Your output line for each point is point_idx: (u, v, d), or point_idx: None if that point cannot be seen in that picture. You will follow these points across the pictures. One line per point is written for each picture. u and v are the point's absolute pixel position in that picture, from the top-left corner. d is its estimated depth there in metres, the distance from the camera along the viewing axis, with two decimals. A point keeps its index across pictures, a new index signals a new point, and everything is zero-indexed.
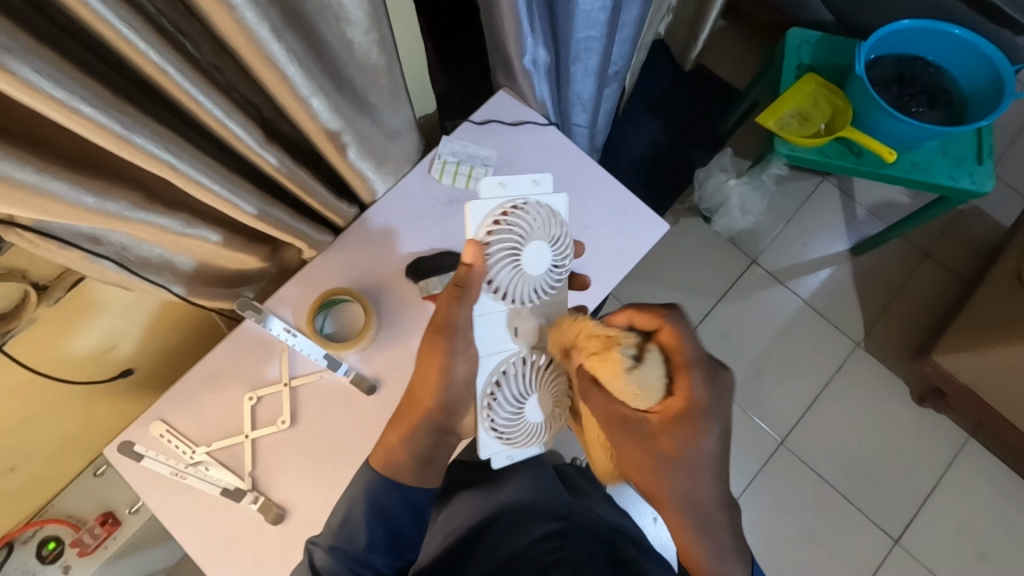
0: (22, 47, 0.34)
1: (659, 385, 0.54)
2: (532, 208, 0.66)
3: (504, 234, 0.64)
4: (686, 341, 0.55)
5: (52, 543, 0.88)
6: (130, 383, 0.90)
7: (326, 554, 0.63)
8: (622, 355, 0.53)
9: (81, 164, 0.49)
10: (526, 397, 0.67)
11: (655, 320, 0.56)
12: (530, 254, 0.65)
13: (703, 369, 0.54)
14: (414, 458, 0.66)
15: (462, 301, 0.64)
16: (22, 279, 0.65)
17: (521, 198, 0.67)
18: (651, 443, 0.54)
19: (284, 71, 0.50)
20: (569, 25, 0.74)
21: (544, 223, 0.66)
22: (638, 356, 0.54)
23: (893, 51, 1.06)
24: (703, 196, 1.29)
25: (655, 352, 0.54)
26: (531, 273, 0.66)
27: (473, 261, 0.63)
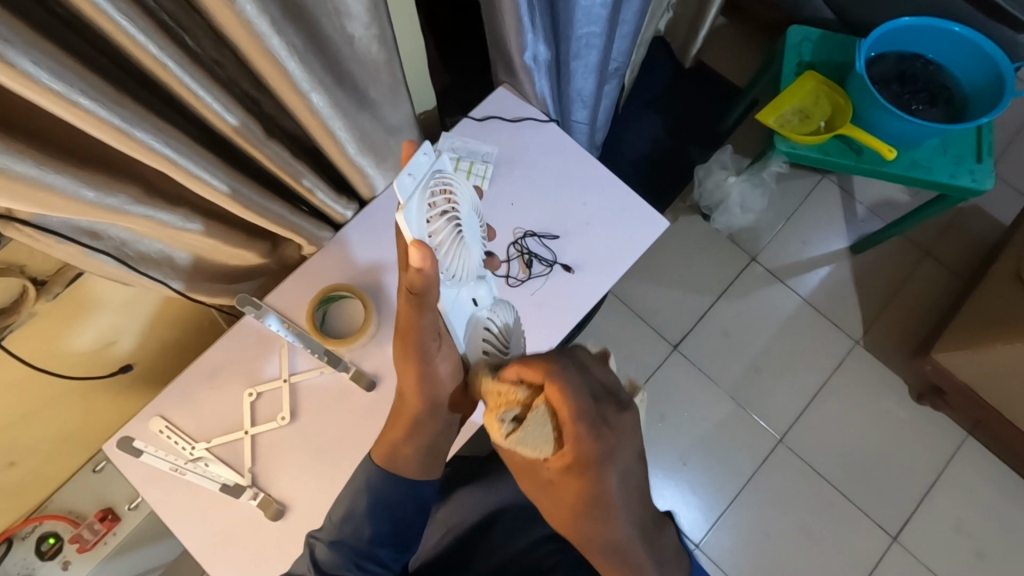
0: (21, 38, 0.34)
1: (549, 441, 0.51)
2: (449, 176, 0.52)
3: (456, 224, 0.54)
4: (571, 397, 0.49)
5: (51, 538, 0.87)
6: (129, 379, 0.89)
7: (329, 549, 0.64)
8: (503, 424, 0.50)
9: (78, 158, 0.49)
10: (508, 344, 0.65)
11: (536, 373, 0.50)
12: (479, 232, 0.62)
13: (588, 420, 0.50)
14: (418, 455, 0.65)
15: (423, 304, 0.55)
16: (20, 274, 0.65)
17: (427, 157, 0.48)
18: (556, 484, 0.54)
19: (285, 66, 0.50)
20: (570, 21, 0.74)
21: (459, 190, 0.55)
22: (522, 418, 0.50)
23: (893, 49, 1.06)
24: (703, 194, 1.28)
25: (541, 411, 0.50)
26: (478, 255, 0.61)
27: (429, 264, 0.50)
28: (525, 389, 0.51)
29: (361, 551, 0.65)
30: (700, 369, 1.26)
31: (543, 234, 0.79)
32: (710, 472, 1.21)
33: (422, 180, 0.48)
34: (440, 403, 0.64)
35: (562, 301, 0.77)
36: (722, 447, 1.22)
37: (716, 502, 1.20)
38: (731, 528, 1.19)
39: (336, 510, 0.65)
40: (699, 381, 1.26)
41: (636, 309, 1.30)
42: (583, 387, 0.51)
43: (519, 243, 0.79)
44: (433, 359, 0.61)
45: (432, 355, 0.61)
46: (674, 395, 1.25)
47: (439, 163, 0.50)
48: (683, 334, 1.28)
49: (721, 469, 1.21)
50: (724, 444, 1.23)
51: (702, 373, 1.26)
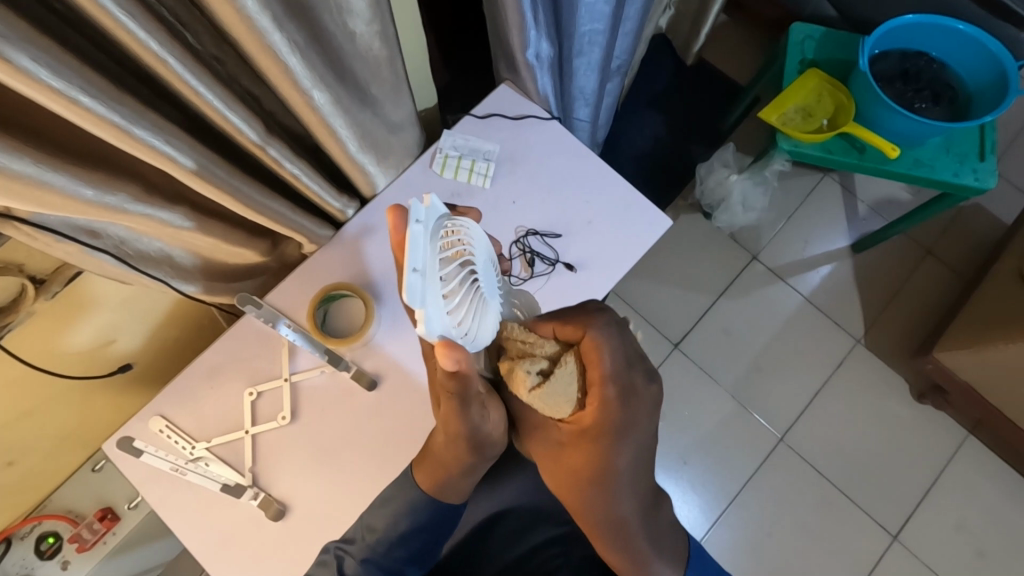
0: (19, 35, 0.34)
1: (572, 398, 0.52)
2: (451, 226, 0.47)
3: (456, 270, 0.46)
4: (604, 357, 0.52)
5: (52, 537, 0.87)
6: (128, 378, 0.89)
7: (358, 565, 0.65)
8: (529, 375, 0.50)
9: (78, 156, 0.48)
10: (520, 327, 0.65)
11: (573, 330, 0.53)
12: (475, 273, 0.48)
13: (616, 383, 0.52)
14: (469, 483, 0.65)
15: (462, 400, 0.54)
16: (19, 273, 0.65)
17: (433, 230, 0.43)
18: (565, 449, 0.56)
19: (286, 62, 0.49)
20: (573, 18, 0.73)
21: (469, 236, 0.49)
22: (548, 372, 0.51)
23: (897, 46, 1.05)
24: (705, 192, 1.27)
25: (569, 365, 0.52)
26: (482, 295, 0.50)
27: (463, 363, 0.46)
28: (557, 344, 0.53)
29: (388, 566, 0.67)
30: (701, 367, 1.26)
31: (546, 233, 0.79)
32: (711, 471, 1.21)
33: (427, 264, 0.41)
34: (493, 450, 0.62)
35: (565, 301, 0.77)
36: (723, 445, 1.22)
37: (716, 501, 1.19)
38: (732, 528, 1.18)
39: (373, 527, 0.66)
40: (700, 379, 1.26)
41: (637, 308, 1.30)
42: (619, 350, 0.53)
43: (520, 242, 0.78)
44: (484, 425, 0.58)
45: (478, 423, 0.57)
46: (674, 394, 1.25)
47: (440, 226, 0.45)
48: (684, 333, 1.28)
49: (722, 468, 1.21)
50: (725, 442, 1.22)
51: (702, 372, 1.26)
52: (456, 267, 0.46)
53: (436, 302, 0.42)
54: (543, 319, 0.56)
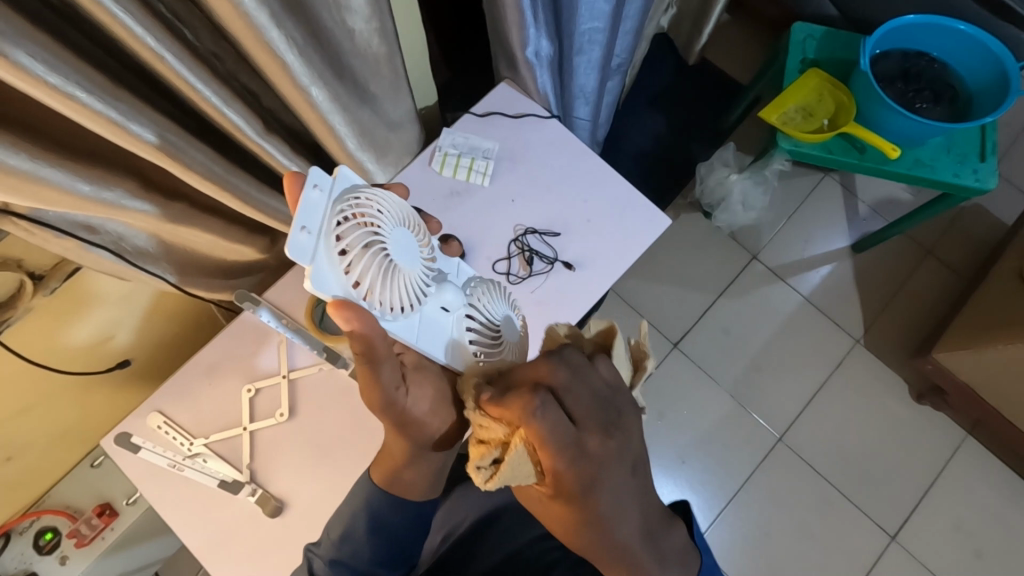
0: (15, 30, 0.34)
1: (530, 476, 0.47)
2: (374, 196, 0.49)
3: (373, 235, 0.48)
4: (545, 438, 0.44)
5: (50, 533, 0.86)
6: (128, 374, 0.89)
7: (326, 566, 0.62)
8: (480, 469, 0.47)
9: (74, 151, 0.48)
10: (499, 327, 0.58)
11: (510, 414, 0.45)
12: (396, 248, 0.49)
13: (566, 453, 0.45)
14: (422, 478, 0.61)
15: (375, 363, 0.50)
16: (17, 268, 0.65)
17: (336, 193, 0.47)
18: (544, 504, 0.50)
19: (284, 59, 0.49)
20: (572, 17, 0.73)
21: (401, 212, 0.51)
22: (500, 460, 0.47)
23: (898, 46, 1.05)
24: (705, 191, 1.27)
25: (516, 453, 0.45)
26: (411, 269, 0.50)
27: (359, 325, 0.46)
28: (505, 427, 0.46)
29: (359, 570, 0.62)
30: (700, 366, 1.26)
31: (545, 231, 0.79)
32: (709, 471, 1.21)
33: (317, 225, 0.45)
34: (435, 435, 0.58)
35: (566, 301, 0.77)
36: (723, 445, 1.22)
37: (714, 501, 1.19)
38: (730, 527, 1.18)
39: (335, 526, 0.63)
40: (700, 379, 1.26)
41: (637, 306, 1.29)
42: (566, 418, 0.45)
43: (519, 241, 0.78)
44: (408, 405, 0.55)
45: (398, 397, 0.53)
46: (673, 394, 1.25)
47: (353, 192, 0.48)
48: (683, 333, 1.28)
49: (720, 468, 1.21)
50: (724, 443, 1.22)
51: (701, 371, 1.26)
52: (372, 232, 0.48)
53: (326, 260, 0.45)
54: (494, 393, 0.48)
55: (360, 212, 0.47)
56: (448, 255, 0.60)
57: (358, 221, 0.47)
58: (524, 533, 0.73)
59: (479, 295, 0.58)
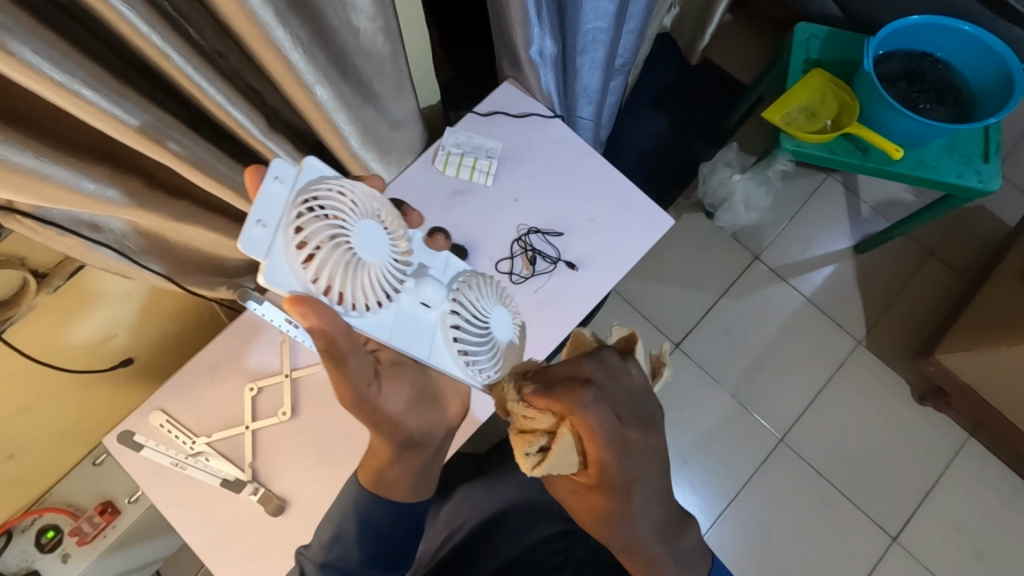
0: (21, 26, 0.34)
1: (575, 465, 0.49)
2: (344, 189, 0.48)
3: (339, 230, 0.47)
4: (596, 426, 0.46)
5: (51, 532, 0.86)
6: (130, 372, 0.89)
7: (318, 571, 0.63)
8: (529, 456, 0.47)
9: (78, 149, 0.48)
10: (487, 316, 0.57)
11: (563, 405, 0.46)
12: (360, 242, 0.48)
13: (612, 441, 0.47)
14: (407, 476, 0.62)
15: (342, 360, 0.50)
16: (21, 266, 0.66)
17: (299, 187, 0.46)
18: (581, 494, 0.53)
19: (289, 57, 0.49)
20: (577, 17, 0.73)
21: (374, 205, 0.50)
22: (546, 447, 0.47)
23: (902, 47, 1.05)
24: (707, 191, 1.27)
25: (566, 441, 0.47)
26: (379, 262, 0.49)
27: (316, 322, 0.46)
28: (553, 416, 0.47)
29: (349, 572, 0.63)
30: (701, 367, 1.26)
31: (548, 231, 0.79)
32: (710, 471, 1.21)
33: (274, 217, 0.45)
34: (416, 434, 0.59)
35: (569, 301, 0.77)
36: (724, 446, 1.22)
37: (715, 501, 1.19)
38: (731, 528, 1.18)
39: (325, 528, 0.64)
40: (701, 380, 1.25)
41: (638, 307, 1.29)
42: (613, 413, 0.47)
43: (522, 240, 0.78)
44: (380, 402, 0.54)
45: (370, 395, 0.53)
46: (675, 394, 1.24)
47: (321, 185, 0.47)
48: (684, 334, 1.28)
49: (722, 469, 1.21)
50: (726, 443, 1.22)
51: (703, 371, 1.26)
52: (338, 227, 0.47)
53: (283, 254, 0.45)
54: (537, 386, 0.48)
55: (323, 204, 0.47)
56: (435, 250, 0.59)
57: (320, 213, 0.46)
58: (526, 535, 0.72)
59: (465, 290, 0.57)
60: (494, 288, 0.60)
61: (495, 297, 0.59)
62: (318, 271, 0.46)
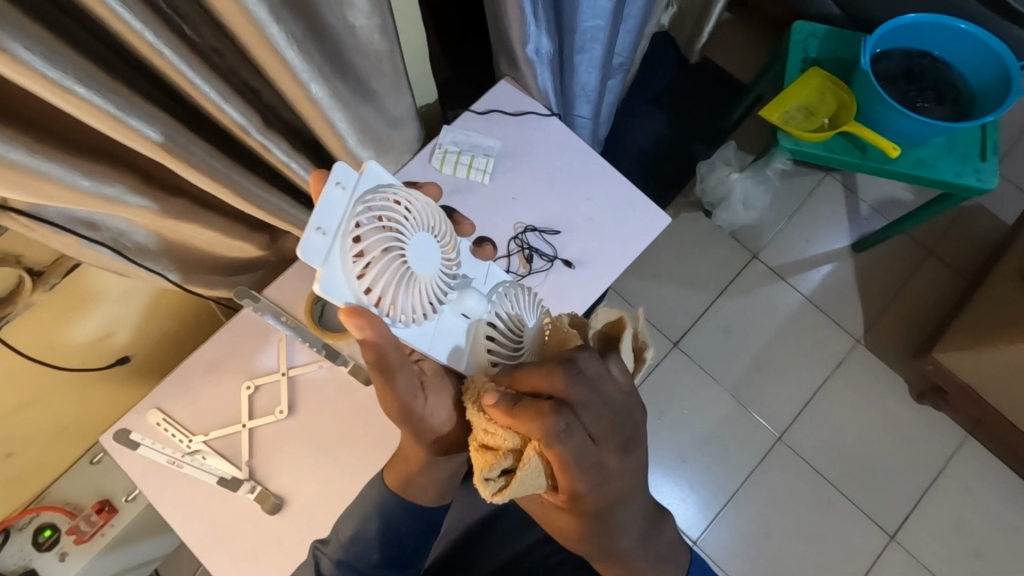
0: (14, 23, 0.34)
1: (541, 486, 0.49)
2: (401, 200, 0.48)
3: (396, 242, 0.47)
4: (562, 455, 0.45)
5: (49, 530, 0.86)
6: (127, 371, 0.89)
7: (334, 566, 0.62)
8: (489, 481, 0.48)
9: (73, 146, 0.48)
10: (523, 331, 0.57)
11: (526, 431, 0.45)
12: (413, 254, 0.48)
13: (582, 465, 0.46)
14: (434, 484, 0.62)
15: (390, 372, 0.50)
16: (16, 264, 0.65)
17: (359, 195, 0.46)
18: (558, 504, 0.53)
19: (284, 54, 0.49)
20: (574, 15, 0.73)
21: (428, 218, 0.51)
22: (510, 469, 0.48)
23: (901, 45, 1.05)
24: (706, 190, 1.27)
25: (531, 466, 0.46)
26: (428, 274, 0.49)
27: (371, 334, 0.46)
28: (517, 436, 0.48)
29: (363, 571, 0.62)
30: (700, 366, 1.26)
31: (544, 229, 0.79)
32: (709, 470, 1.21)
33: (334, 225, 0.44)
34: (449, 443, 0.60)
35: (566, 299, 0.77)
36: (723, 445, 1.22)
37: (714, 501, 1.19)
38: (730, 527, 1.18)
39: (346, 526, 0.63)
40: (700, 379, 1.25)
41: (637, 305, 1.29)
42: (584, 437, 0.46)
43: (519, 238, 0.78)
44: (425, 412, 0.56)
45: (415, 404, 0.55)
46: (674, 393, 1.24)
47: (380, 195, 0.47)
48: (683, 333, 1.28)
49: (720, 468, 1.21)
50: (725, 442, 1.22)
51: (701, 370, 1.26)
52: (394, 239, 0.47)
53: (342, 264, 0.44)
54: (501, 400, 0.47)
55: (382, 214, 0.47)
56: (478, 261, 0.59)
57: (378, 225, 0.46)
58: (524, 535, 0.72)
59: (505, 302, 0.57)
60: (531, 299, 0.59)
61: (530, 308, 0.58)
62: (372, 284, 0.46)
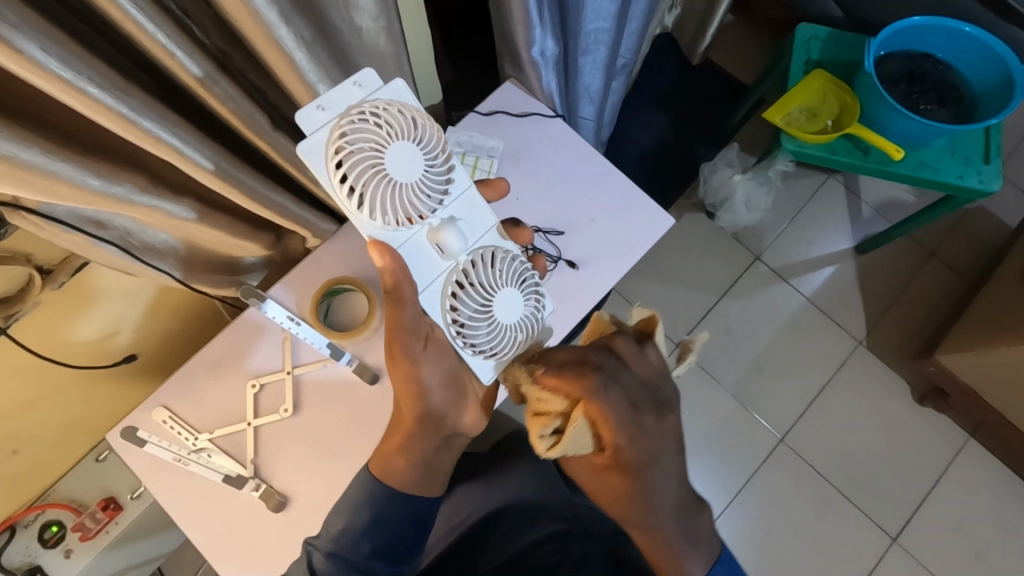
0: (29, 25, 0.34)
1: (588, 447, 0.48)
2: (399, 110, 0.53)
3: (375, 139, 0.52)
4: (608, 413, 0.46)
5: (55, 527, 0.87)
6: (132, 368, 0.90)
7: (325, 559, 0.62)
8: (543, 438, 0.46)
9: (83, 146, 0.48)
10: (494, 291, 0.57)
11: (574, 386, 0.47)
12: (394, 156, 0.52)
13: (627, 433, 0.48)
14: (413, 466, 0.63)
15: (399, 302, 0.56)
16: (26, 263, 0.64)
17: (362, 98, 0.54)
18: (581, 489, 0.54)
19: (293, 56, 0.50)
20: (578, 18, 0.74)
21: (426, 138, 0.54)
22: (563, 430, 0.47)
23: (903, 48, 1.05)
24: (709, 190, 1.27)
25: (580, 424, 0.46)
26: (407, 180, 0.53)
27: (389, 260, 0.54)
28: (568, 398, 0.47)
29: (358, 565, 0.63)
30: (702, 367, 1.26)
31: (549, 230, 0.79)
32: (710, 470, 1.21)
33: (328, 110, 0.53)
34: (432, 408, 0.61)
35: (569, 300, 0.77)
36: (724, 445, 1.22)
37: (716, 502, 1.19)
38: (731, 527, 1.18)
39: (336, 518, 0.63)
40: (702, 379, 1.26)
41: (639, 306, 1.29)
42: (623, 398, 0.48)
43: None
44: (419, 361, 0.58)
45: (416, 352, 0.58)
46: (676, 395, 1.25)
47: (383, 102, 0.54)
48: (685, 334, 1.28)
49: (722, 469, 1.21)
50: (725, 443, 1.23)
51: (703, 371, 1.26)
52: (373, 137, 0.52)
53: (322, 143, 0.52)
54: (549, 367, 0.49)
55: (378, 116, 0.53)
56: (480, 212, 0.60)
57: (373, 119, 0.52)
58: (524, 532, 0.73)
59: (486, 259, 0.58)
60: (517, 273, 0.59)
61: (512, 280, 0.58)
62: (343, 163, 0.51)
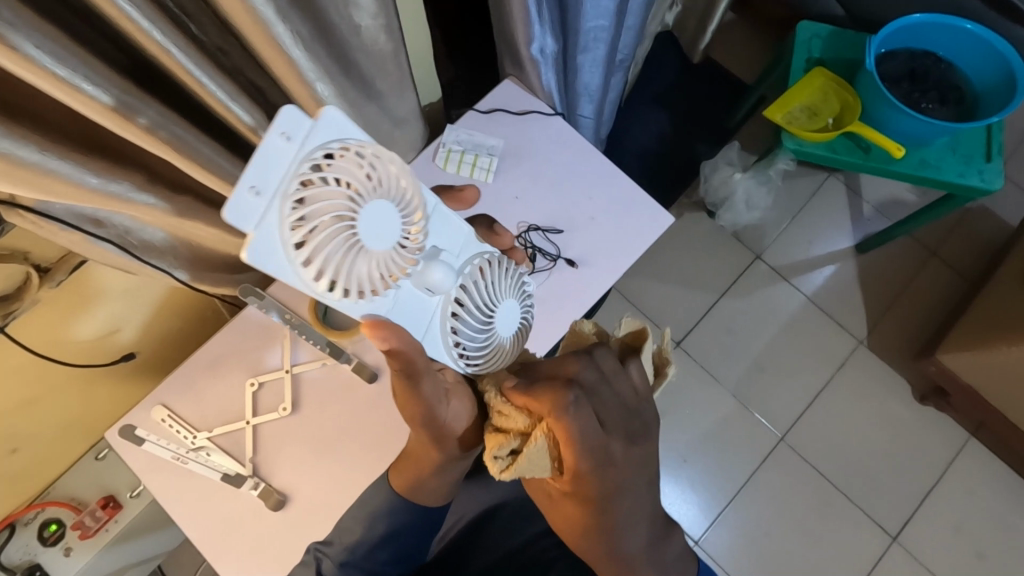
0: (25, 23, 0.34)
1: (545, 470, 0.49)
2: (352, 158, 0.41)
3: (339, 210, 0.40)
4: (572, 437, 0.47)
5: (54, 525, 0.87)
6: (131, 367, 0.90)
7: (336, 568, 0.62)
8: (496, 460, 0.47)
9: (80, 144, 0.48)
10: (494, 305, 0.53)
11: (540, 405, 0.46)
12: (367, 223, 0.41)
13: (593, 456, 0.48)
14: (437, 485, 0.62)
15: (414, 378, 0.50)
16: (25, 261, 0.64)
17: (300, 154, 0.39)
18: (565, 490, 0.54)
19: (290, 54, 0.50)
20: (578, 15, 0.73)
21: (387, 175, 0.43)
22: (519, 452, 0.48)
23: (905, 46, 1.05)
24: (710, 189, 1.26)
25: (538, 447, 0.47)
26: (384, 245, 0.43)
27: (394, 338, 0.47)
28: (529, 419, 0.48)
29: (368, 568, 0.63)
30: (703, 367, 1.26)
31: (548, 229, 0.79)
32: (710, 470, 1.21)
33: (267, 188, 0.38)
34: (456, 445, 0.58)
35: (569, 299, 0.77)
36: (723, 444, 1.22)
37: (715, 502, 1.19)
38: (730, 528, 1.18)
39: (351, 528, 0.64)
40: (702, 379, 1.26)
41: (640, 305, 1.29)
42: (593, 419, 0.48)
43: (522, 237, 0.78)
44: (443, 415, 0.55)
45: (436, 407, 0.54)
46: (676, 395, 1.24)
47: (328, 152, 0.40)
48: (685, 333, 1.28)
49: (721, 469, 1.21)
50: (725, 442, 1.22)
51: (703, 371, 1.26)
52: (335, 208, 0.40)
53: (276, 235, 0.39)
54: (519, 382, 0.49)
55: (327, 175, 0.40)
56: (456, 224, 0.52)
57: (327, 186, 0.40)
58: (521, 532, 0.73)
59: (479, 276, 0.52)
60: (513, 279, 0.55)
61: (511, 288, 0.55)
62: (313, 254, 0.40)
